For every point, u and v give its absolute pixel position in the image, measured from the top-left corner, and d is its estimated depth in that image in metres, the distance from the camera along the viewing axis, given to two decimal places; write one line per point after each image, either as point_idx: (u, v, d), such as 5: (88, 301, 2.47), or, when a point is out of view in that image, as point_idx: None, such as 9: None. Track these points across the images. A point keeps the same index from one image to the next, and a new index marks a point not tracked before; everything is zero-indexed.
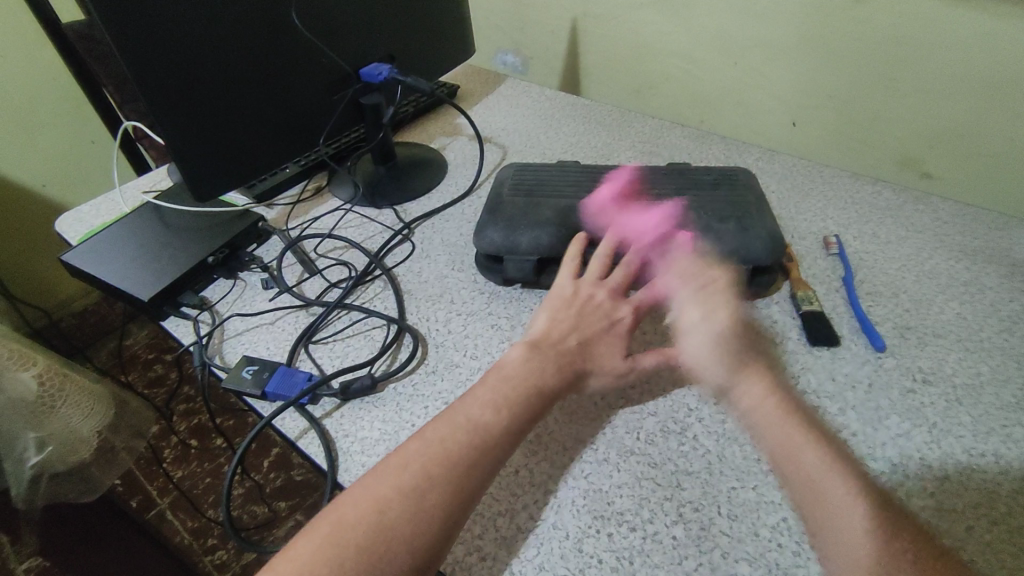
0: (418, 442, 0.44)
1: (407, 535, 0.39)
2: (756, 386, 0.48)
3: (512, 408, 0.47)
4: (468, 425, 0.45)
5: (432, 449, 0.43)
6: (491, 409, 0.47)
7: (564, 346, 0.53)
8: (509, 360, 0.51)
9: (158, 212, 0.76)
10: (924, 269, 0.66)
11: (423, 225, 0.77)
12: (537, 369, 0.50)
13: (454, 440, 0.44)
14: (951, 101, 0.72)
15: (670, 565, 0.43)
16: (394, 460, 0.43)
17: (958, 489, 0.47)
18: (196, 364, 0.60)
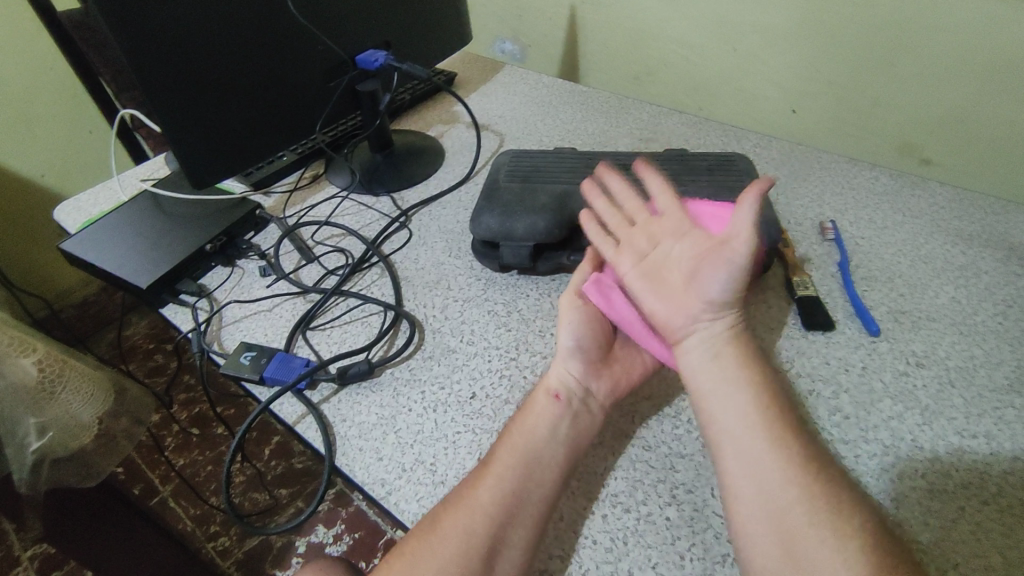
0: (407, 560, 0.41)
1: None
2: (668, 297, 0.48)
3: (504, 500, 0.44)
4: (463, 532, 0.42)
5: (434, 568, 0.41)
6: (477, 506, 0.44)
7: (538, 431, 0.48)
8: (500, 446, 0.47)
9: (156, 200, 0.76)
10: (919, 254, 0.66)
11: (420, 212, 0.77)
12: (523, 453, 0.46)
13: (449, 558, 0.41)
14: (949, 86, 0.71)
15: (663, 545, 0.44)
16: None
17: (949, 470, 0.48)
18: (195, 350, 0.61)
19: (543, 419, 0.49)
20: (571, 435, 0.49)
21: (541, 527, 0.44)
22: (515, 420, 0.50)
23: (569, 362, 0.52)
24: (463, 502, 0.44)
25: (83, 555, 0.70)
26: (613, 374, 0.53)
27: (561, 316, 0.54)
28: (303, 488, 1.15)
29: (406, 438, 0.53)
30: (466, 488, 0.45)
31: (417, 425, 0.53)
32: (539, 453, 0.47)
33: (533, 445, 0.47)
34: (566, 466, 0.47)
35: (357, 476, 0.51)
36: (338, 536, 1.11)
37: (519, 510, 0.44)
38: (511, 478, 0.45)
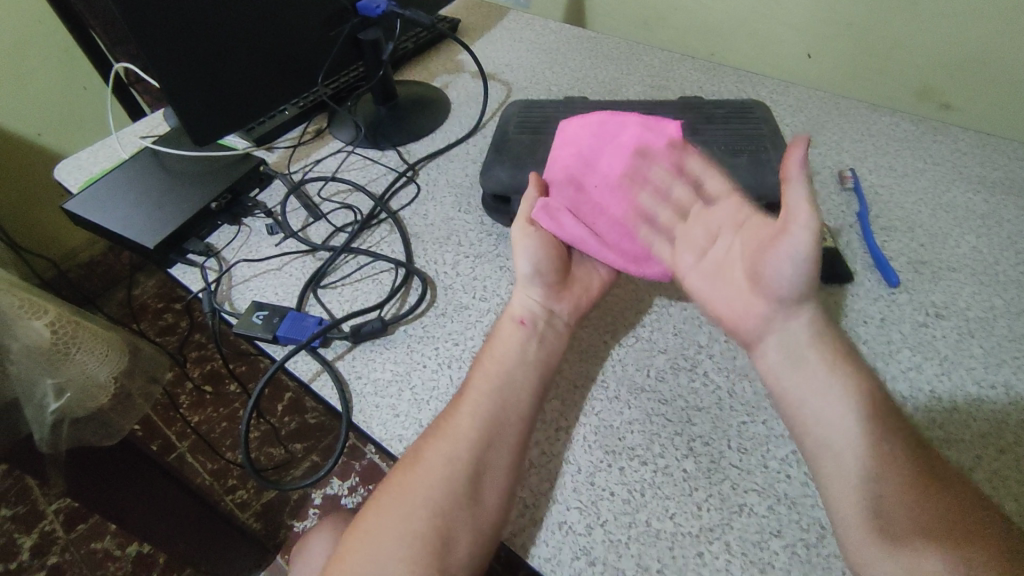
0: (398, 483, 0.45)
1: (454, 553, 0.42)
2: (736, 296, 0.50)
3: (482, 423, 0.47)
4: (447, 458, 0.45)
5: (423, 490, 0.44)
6: (458, 432, 0.46)
7: (511, 356, 0.51)
8: (472, 371, 0.50)
9: (158, 157, 0.75)
10: (941, 203, 0.64)
11: (428, 165, 0.75)
12: (497, 378, 0.49)
13: (437, 478, 0.44)
14: (978, 26, 0.68)
15: (681, 496, 0.45)
16: (386, 500, 0.44)
17: (967, 420, 0.48)
18: (206, 310, 0.61)
19: (511, 342, 0.52)
20: (541, 355, 0.52)
21: (523, 441, 0.47)
22: (485, 347, 0.53)
23: (530, 289, 0.55)
24: (446, 427, 0.47)
25: (107, 509, 0.72)
26: (574, 297, 0.55)
27: (515, 244, 0.56)
28: (316, 443, 1.18)
29: (422, 394, 0.53)
30: (445, 415, 0.48)
31: (432, 382, 0.54)
32: (513, 376, 0.49)
33: (505, 370, 0.50)
34: (539, 383, 0.50)
35: (375, 433, 0.51)
36: (353, 488, 1.14)
37: (497, 433, 0.46)
38: (486, 402, 0.48)
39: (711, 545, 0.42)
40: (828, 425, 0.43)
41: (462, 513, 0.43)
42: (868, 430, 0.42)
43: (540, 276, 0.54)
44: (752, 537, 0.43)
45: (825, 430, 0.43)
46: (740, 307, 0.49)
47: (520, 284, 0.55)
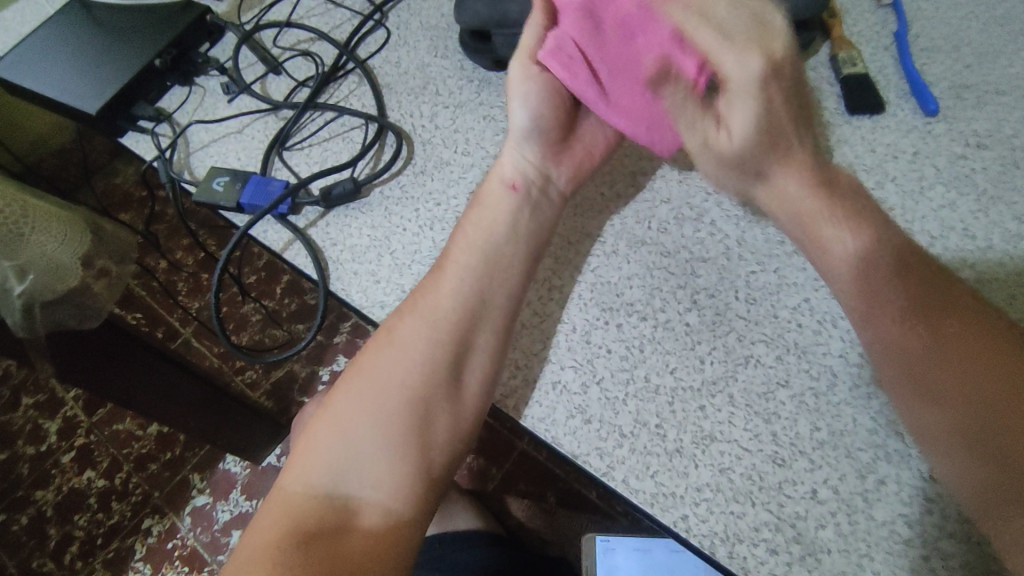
0: (366, 363, 0.42)
1: (435, 437, 0.40)
2: (785, 174, 0.41)
3: (462, 299, 0.43)
4: (423, 336, 0.42)
5: (396, 374, 0.41)
6: (435, 307, 0.43)
7: (495, 226, 0.45)
8: (456, 243, 0.45)
9: (87, 9, 0.64)
10: (993, 15, 0.55)
11: (397, 5, 0.65)
12: (479, 249, 0.44)
13: (412, 365, 0.41)
14: None
15: (682, 350, 0.42)
16: (355, 384, 0.42)
17: (1001, 259, 0.43)
18: (163, 180, 0.56)
19: (500, 209, 0.46)
20: (533, 224, 0.46)
21: (511, 320, 0.43)
22: (469, 213, 0.47)
23: (523, 146, 0.47)
24: (420, 303, 0.43)
25: (116, 395, 0.71)
26: (574, 159, 0.48)
27: (511, 87, 0.46)
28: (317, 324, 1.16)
29: (403, 258, 0.49)
30: (423, 288, 0.44)
31: (413, 245, 0.49)
32: (495, 246, 0.44)
33: (490, 239, 0.44)
34: (530, 257, 0.45)
35: (355, 300, 0.48)
36: None
37: (479, 308, 0.43)
38: (468, 276, 0.43)
39: (714, 398, 0.40)
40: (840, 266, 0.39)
41: (441, 400, 0.41)
42: (882, 269, 0.38)
43: (534, 129, 0.46)
44: (758, 389, 0.40)
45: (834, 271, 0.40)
46: (794, 188, 0.41)
47: (516, 139, 0.47)
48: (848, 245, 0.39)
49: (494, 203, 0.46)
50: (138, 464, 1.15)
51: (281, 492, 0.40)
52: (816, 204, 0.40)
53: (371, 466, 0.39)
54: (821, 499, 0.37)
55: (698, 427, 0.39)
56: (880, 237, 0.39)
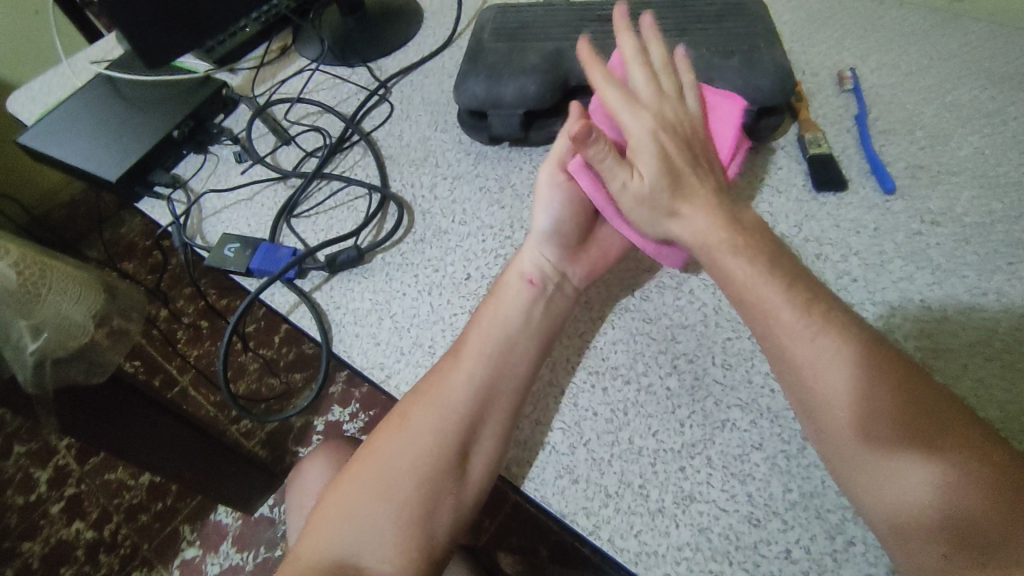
0: (376, 447, 0.44)
1: (438, 518, 0.42)
2: (692, 206, 0.44)
3: (475, 387, 0.45)
4: (435, 423, 0.44)
5: (407, 461, 0.43)
6: (450, 397, 0.45)
7: (506, 319, 0.48)
8: (470, 335, 0.47)
9: (113, 84, 0.69)
10: (945, 101, 0.60)
11: (401, 82, 0.71)
12: (493, 341, 0.46)
13: (422, 450, 0.43)
14: None
15: (664, 413, 0.45)
16: (367, 462, 0.44)
17: (956, 329, 0.47)
18: (177, 245, 0.59)
19: (514, 303, 0.48)
20: (544, 317, 0.48)
21: (518, 409, 0.45)
22: (483, 304, 0.49)
23: (542, 244, 0.51)
24: (437, 392, 0.45)
25: (111, 447, 0.72)
26: (590, 259, 0.52)
27: (539, 195, 0.51)
28: (314, 373, 1.18)
29: (402, 322, 0.52)
30: (437, 375, 0.46)
31: (412, 309, 0.52)
32: (506, 340, 0.47)
33: (503, 334, 0.47)
34: (539, 348, 0.47)
35: (356, 362, 0.51)
36: (353, 414, 1.16)
37: (490, 398, 0.45)
38: (482, 366, 0.45)
39: (693, 460, 0.43)
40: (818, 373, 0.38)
41: (446, 485, 0.42)
42: (880, 387, 0.37)
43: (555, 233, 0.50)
44: (733, 451, 0.43)
45: (815, 379, 0.38)
46: (701, 218, 0.44)
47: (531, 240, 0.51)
48: (822, 342, 0.39)
49: (509, 297, 0.49)
50: (128, 515, 1.14)
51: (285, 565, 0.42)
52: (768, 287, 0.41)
53: (373, 547, 0.41)
54: (794, 559, 0.39)
55: (678, 487, 0.42)
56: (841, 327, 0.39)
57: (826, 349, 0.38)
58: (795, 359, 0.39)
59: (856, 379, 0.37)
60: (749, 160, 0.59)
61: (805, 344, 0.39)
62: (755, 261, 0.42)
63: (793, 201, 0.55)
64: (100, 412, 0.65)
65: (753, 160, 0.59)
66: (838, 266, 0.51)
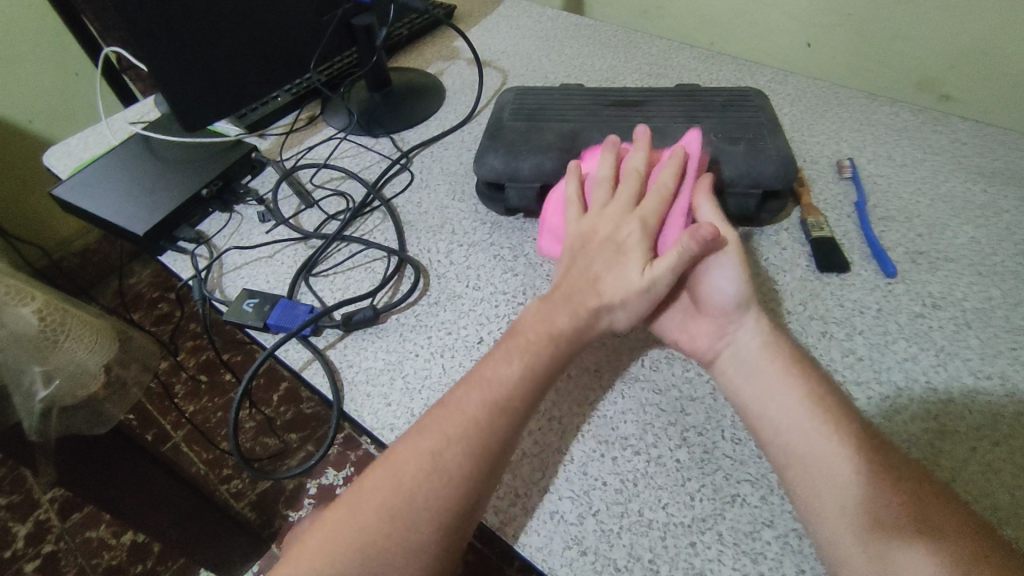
0: (385, 470, 0.39)
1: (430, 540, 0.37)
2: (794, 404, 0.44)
3: (499, 412, 0.41)
4: (456, 450, 0.39)
5: (420, 477, 0.39)
6: (468, 421, 0.41)
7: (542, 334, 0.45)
8: (524, 321, 0.46)
9: (148, 144, 0.73)
10: (939, 192, 0.63)
11: (422, 152, 0.74)
12: (515, 369, 0.43)
13: (437, 472, 0.39)
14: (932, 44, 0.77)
15: (673, 486, 0.45)
16: (378, 477, 0.39)
17: (962, 412, 0.47)
18: (196, 298, 0.60)
19: (537, 325, 0.46)
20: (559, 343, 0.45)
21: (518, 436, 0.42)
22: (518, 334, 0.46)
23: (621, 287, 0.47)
24: (452, 415, 0.41)
25: (102, 500, 0.70)
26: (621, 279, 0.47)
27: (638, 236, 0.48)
28: (310, 433, 1.17)
29: (414, 383, 0.52)
30: (457, 399, 0.42)
31: (425, 371, 0.53)
32: (528, 365, 0.44)
33: (529, 361, 0.44)
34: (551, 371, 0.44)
35: (366, 422, 0.50)
36: (348, 478, 1.14)
37: (507, 433, 0.41)
38: (509, 395, 0.42)
39: (703, 535, 0.42)
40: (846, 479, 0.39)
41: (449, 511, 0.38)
42: (894, 509, 0.37)
43: (647, 288, 0.47)
44: (744, 527, 0.42)
45: (821, 480, 0.40)
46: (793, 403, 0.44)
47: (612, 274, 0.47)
48: (848, 476, 0.39)
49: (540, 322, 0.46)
50: None
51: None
52: (812, 426, 0.42)
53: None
54: None
55: (689, 563, 0.41)
56: (876, 458, 0.40)
57: (829, 447, 0.41)
58: (823, 480, 0.40)
59: (860, 474, 0.39)
60: (754, 239, 0.61)
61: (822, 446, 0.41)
62: (818, 415, 0.43)
63: (796, 282, 0.57)
64: (101, 463, 0.64)
65: (758, 240, 0.61)
66: (841, 344, 0.52)
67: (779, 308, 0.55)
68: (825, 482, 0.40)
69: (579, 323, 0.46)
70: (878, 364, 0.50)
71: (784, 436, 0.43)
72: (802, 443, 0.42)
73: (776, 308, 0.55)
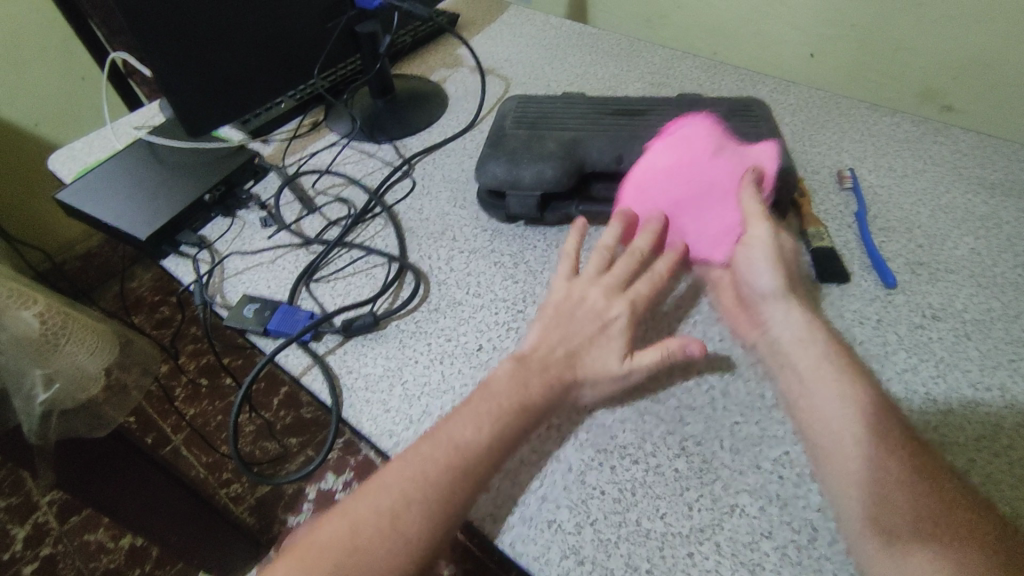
0: (340, 524, 0.39)
1: None
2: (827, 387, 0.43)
3: (459, 477, 0.41)
4: (410, 512, 0.39)
5: (370, 538, 0.38)
6: (427, 484, 0.40)
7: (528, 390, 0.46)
8: (496, 377, 0.47)
9: (152, 149, 0.73)
10: (940, 203, 0.63)
11: (424, 159, 0.75)
12: (480, 436, 0.43)
13: (387, 535, 0.38)
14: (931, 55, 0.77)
15: (672, 496, 0.45)
16: (330, 534, 0.39)
17: (962, 423, 0.47)
18: (197, 303, 0.61)
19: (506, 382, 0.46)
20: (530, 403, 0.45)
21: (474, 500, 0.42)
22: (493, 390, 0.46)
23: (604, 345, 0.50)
24: (414, 472, 0.41)
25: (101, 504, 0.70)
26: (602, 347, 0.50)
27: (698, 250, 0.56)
28: (310, 438, 1.17)
29: (413, 390, 0.52)
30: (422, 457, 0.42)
31: (424, 377, 0.53)
32: (491, 429, 0.43)
33: (496, 426, 0.44)
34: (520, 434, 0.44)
35: (365, 428, 0.50)
36: (347, 483, 1.14)
37: (463, 499, 0.41)
38: (473, 460, 0.42)
39: (701, 545, 0.42)
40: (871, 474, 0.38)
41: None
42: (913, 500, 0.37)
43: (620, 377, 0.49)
44: (743, 538, 0.42)
45: (842, 462, 0.40)
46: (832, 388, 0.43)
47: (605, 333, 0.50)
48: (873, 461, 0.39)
49: (513, 382, 0.46)
50: None
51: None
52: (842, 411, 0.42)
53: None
54: None
55: (687, 574, 0.41)
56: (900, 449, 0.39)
57: (855, 433, 0.40)
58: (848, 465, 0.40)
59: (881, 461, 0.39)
60: None
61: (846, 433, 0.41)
62: (850, 401, 0.42)
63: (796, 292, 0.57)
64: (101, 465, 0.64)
65: None
66: None
67: None
68: (845, 466, 0.40)
69: (551, 394, 0.46)
70: (878, 375, 0.50)
71: (811, 434, 0.42)
72: (831, 435, 0.41)
73: None
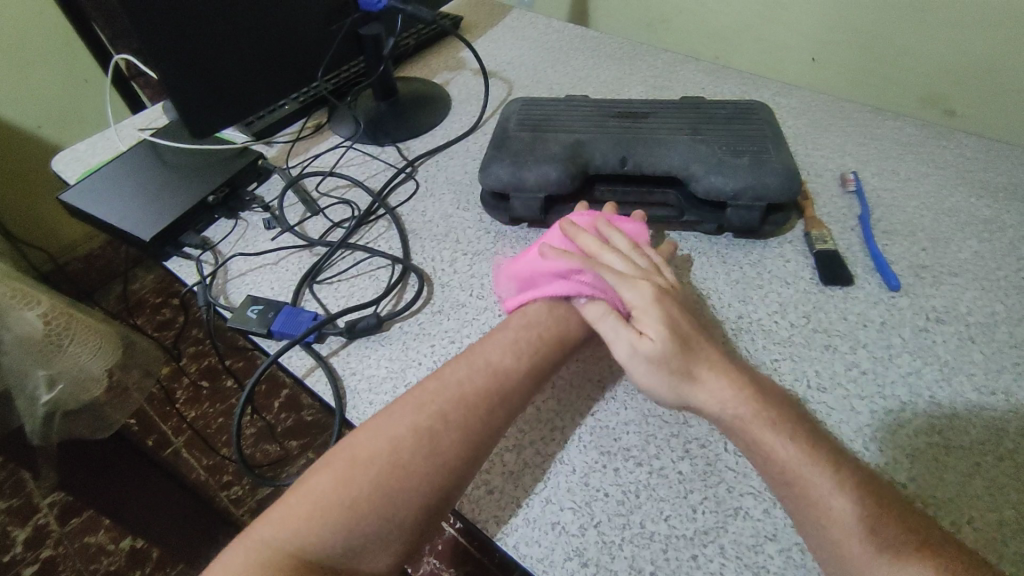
0: (384, 421, 0.43)
1: (404, 499, 0.40)
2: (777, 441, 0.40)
3: (504, 391, 0.46)
4: (454, 418, 0.43)
5: (409, 434, 0.42)
6: (470, 396, 0.45)
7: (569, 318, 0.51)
8: (535, 308, 0.51)
9: (156, 151, 0.74)
10: (944, 207, 0.63)
11: (427, 162, 0.75)
12: (520, 363, 0.48)
13: (430, 428, 0.42)
14: (934, 58, 0.77)
15: (675, 498, 0.44)
16: (377, 425, 0.43)
17: (967, 427, 0.47)
18: (201, 304, 0.61)
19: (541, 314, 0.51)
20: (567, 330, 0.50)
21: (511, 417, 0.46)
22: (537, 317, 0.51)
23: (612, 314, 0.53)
24: (454, 393, 0.45)
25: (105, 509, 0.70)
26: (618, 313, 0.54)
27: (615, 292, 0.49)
28: (311, 440, 1.17)
29: None
30: (468, 370, 0.46)
31: None
32: (526, 359, 0.48)
33: (538, 351, 0.48)
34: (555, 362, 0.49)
35: None
36: None
37: (500, 415, 0.45)
38: (518, 374, 0.47)
39: (705, 548, 0.42)
40: (844, 533, 0.37)
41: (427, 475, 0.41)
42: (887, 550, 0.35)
43: None
44: (747, 541, 0.42)
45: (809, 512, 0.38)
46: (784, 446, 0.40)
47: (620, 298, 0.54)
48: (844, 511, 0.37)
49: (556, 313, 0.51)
50: None
51: (260, 551, 0.38)
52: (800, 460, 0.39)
53: (364, 548, 0.39)
54: None
55: None
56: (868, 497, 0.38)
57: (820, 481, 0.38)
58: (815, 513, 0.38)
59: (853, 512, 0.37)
60: (758, 252, 0.61)
61: (816, 483, 0.38)
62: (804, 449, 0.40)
63: (801, 295, 0.57)
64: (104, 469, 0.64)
65: (762, 252, 0.61)
66: (845, 357, 0.52)
67: (782, 320, 0.55)
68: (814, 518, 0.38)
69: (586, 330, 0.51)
70: (882, 378, 0.50)
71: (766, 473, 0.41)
72: (796, 487, 0.39)
73: (780, 320, 0.55)
